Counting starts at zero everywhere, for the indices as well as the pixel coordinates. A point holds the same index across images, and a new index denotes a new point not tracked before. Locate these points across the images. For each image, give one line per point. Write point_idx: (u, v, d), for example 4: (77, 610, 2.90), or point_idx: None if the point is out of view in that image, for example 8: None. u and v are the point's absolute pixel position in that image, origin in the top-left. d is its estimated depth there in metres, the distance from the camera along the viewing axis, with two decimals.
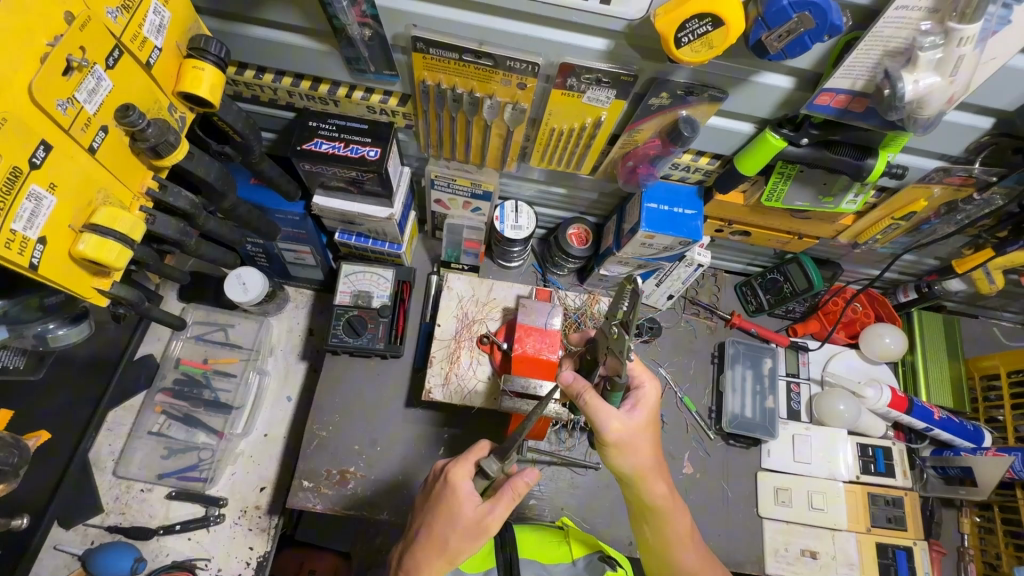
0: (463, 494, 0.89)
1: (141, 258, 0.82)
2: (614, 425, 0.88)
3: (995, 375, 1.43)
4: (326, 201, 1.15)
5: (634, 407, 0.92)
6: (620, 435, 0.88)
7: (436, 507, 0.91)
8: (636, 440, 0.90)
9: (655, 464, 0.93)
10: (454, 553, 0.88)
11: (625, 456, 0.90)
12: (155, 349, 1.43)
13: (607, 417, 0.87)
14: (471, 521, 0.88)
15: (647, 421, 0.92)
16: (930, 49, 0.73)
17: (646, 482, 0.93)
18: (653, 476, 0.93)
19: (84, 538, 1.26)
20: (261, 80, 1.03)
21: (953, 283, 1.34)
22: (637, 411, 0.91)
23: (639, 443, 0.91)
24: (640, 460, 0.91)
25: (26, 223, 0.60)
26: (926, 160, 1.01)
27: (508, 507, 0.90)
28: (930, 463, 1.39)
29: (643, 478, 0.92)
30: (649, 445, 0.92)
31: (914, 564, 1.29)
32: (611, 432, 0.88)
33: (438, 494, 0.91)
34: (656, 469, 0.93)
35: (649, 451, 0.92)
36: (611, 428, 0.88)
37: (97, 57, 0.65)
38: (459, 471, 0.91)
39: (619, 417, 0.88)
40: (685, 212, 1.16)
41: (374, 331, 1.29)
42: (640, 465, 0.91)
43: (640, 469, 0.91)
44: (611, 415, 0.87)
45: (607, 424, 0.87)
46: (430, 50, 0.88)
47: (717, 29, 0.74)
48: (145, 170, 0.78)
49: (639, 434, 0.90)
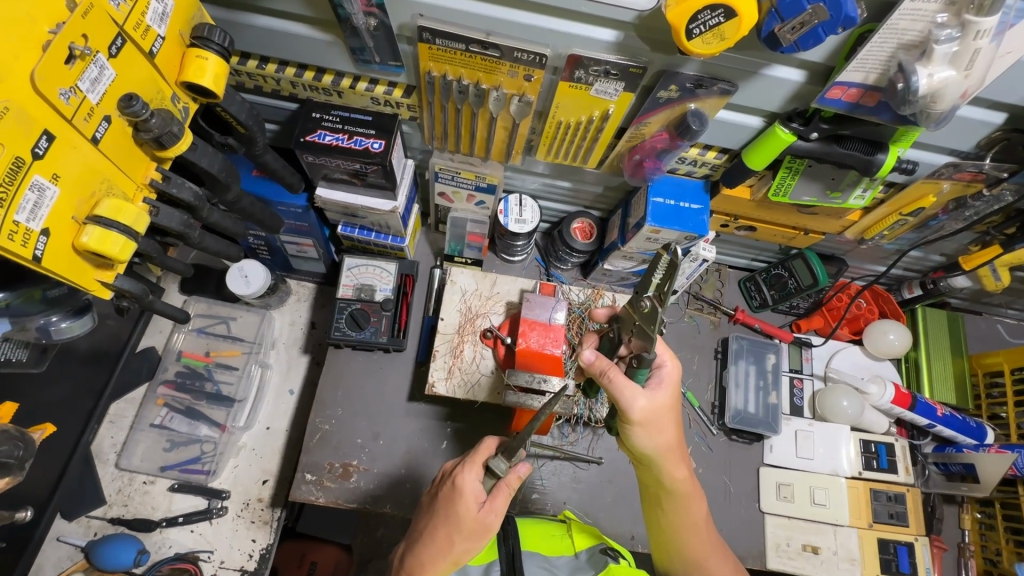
0: (471, 492, 0.90)
1: (144, 251, 0.81)
2: (641, 405, 0.87)
3: (999, 372, 1.43)
4: (329, 193, 1.14)
5: (659, 386, 0.90)
6: (648, 414, 0.88)
7: (442, 507, 0.91)
8: (662, 418, 0.90)
9: (676, 444, 0.93)
10: (459, 553, 0.88)
11: (649, 435, 0.90)
12: (157, 341, 1.42)
13: (635, 395, 0.87)
14: (477, 521, 0.88)
15: (670, 401, 0.91)
16: (946, 42, 0.72)
17: (666, 463, 0.93)
18: (674, 455, 0.93)
19: (87, 530, 1.26)
20: (265, 71, 1.02)
21: (959, 279, 1.34)
22: (662, 390, 0.90)
23: (663, 421, 0.90)
24: (664, 438, 0.91)
25: (29, 214, 0.59)
26: (936, 156, 1.00)
27: (504, 505, 0.90)
28: (932, 459, 1.40)
29: (664, 459, 0.92)
30: (673, 423, 0.92)
31: (914, 559, 1.29)
32: (638, 410, 0.87)
33: (445, 493, 0.92)
34: (676, 451, 0.93)
35: (672, 430, 0.92)
36: (638, 406, 0.87)
37: (100, 45, 0.63)
38: (468, 470, 0.91)
39: (644, 396, 0.88)
40: (691, 207, 1.15)
41: (377, 324, 1.27)
42: (663, 444, 0.91)
43: (664, 449, 0.91)
44: (639, 392, 0.87)
45: (634, 403, 0.87)
46: (436, 40, 0.87)
47: (729, 21, 0.72)
48: (149, 161, 0.77)
49: (663, 413, 0.90)
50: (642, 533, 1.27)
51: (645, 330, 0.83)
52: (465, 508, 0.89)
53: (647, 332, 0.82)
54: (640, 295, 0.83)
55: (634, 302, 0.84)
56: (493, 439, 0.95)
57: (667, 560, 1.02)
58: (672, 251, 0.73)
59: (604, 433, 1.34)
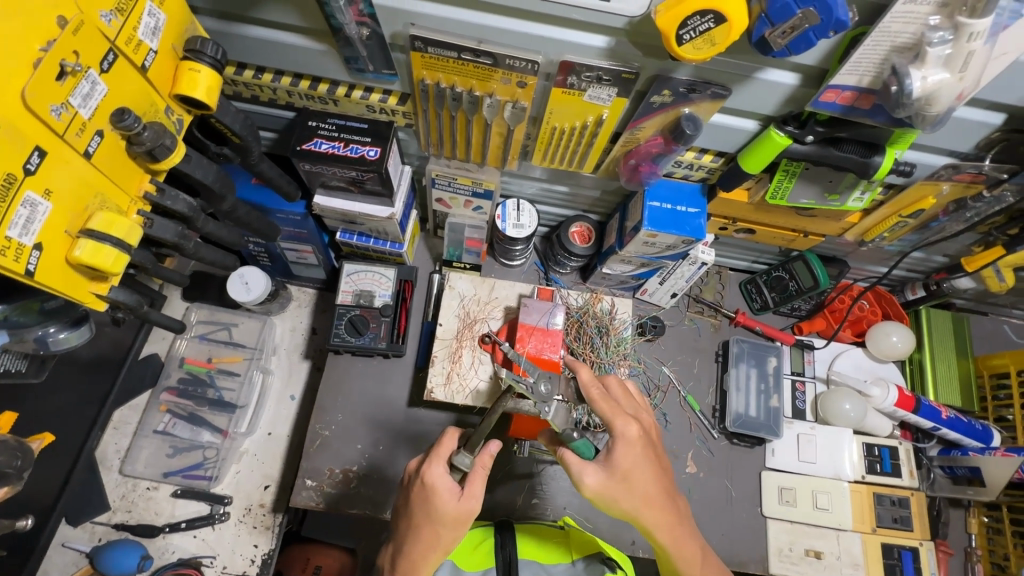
0: (443, 487, 0.88)
1: (140, 262, 0.81)
2: (593, 478, 0.89)
3: (1005, 373, 1.41)
4: (327, 201, 1.15)
5: (613, 452, 0.89)
6: (605, 487, 0.88)
7: (417, 506, 0.90)
8: (624, 480, 0.88)
9: (653, 496, 0.89)
10: (447, 542, 0.89)
11: (621, 494, 0.88)
12: (160, 348, 1.44)
13: (583, 470, 0.89)
14: (457, 510, 0.88)
15: (636, 456, 0.89)
16: (939, 45, 0.71)
17: (647, 518, 0.90)
18: (654, 506, 0.89)
19: (91, 536, 1.27)
20: (261, 80, 1.02)
21: (962, 281, 1.32)
22: (613, 457, 0.89)
23: (630, 484, 0.88)
24: (635, 495, 0.89)
25: (21, 229, 0.60)
26: (935, 157, 0.99)
27: (483, 486, 0.90)
28: (937, 462, 1.38)
29: (642, 516, 0.90)
30: (641, 479, 0.88)
31: (919, 564, 1.28)
32: (591, 484, 0.89)
33: (417, 492, 0.91)
34: (655, 501, 0.90)
35: (643, 484, 0.89)
36: (591, 480, 0.89)
37: (91, 61, 0.64)
38: (434, 467, 0.90)
39: (595, 468, 0.89)
40: (688, 210, 1.14)
41: (376, 330, 1.29)
42: (637, 502, 0.89)
43: (637, 508, 0.89)
44: (585, 466, 0.89)
45: (586, 477, 0.89)
46: (428, 49, 0.87)
47: (719, 26, 0.72)
48: (143, 173, 0.78)
49: (625, 473, 0.88)
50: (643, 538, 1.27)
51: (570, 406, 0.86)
52: (443, 501, 0.88)
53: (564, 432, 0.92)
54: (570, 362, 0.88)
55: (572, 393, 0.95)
56: (452, 432, 0.94)
57: None
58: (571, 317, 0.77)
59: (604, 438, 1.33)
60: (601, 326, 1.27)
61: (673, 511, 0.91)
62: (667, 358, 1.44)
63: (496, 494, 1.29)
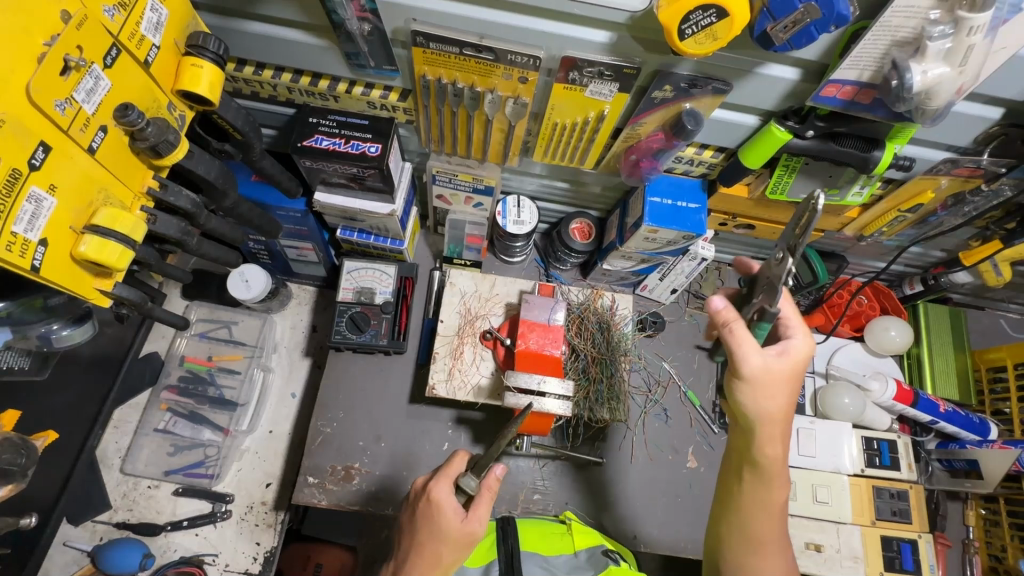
0: (449, 506, 0.89)
1: (142, 259, 0.81)
2: (756, 362, 0.81)
3: (1002, 367, 1.42)
4: (328, 197, 1.15)
5: (783, 354, 0.83)
6: (754, 372, 0.81)
7: (421, 524, 0.90)
8: (754, 385, 0.82)
9: (782, 416, 0.84)
10: (449, 563, 0.88)
11: (756, 398, 0.82)
12: (159, 346, 1.43)
13: (748, 352, 0.81)
14: (461, 530, 0.88)
15: (790, 372, 0.83)
16: (939, 39, 0.72)
17: (762, 440, 0.85)
18: (774, 431, 0.84)
19: (93, 535, 1.27)
20: (261, 77, 1.02)
21: (959, 275, 1.34)
22: (786, 358, 0.83)
23: (763, 388, 0.82)
24: (765, 407, 0.83)
25: (26, 225, 0.60)
26: (933, 152, 1.00)
27: (487, 511, 0.91)
28: (936, 456, 1.40)
29: (768, 428, 0.84)
30: (782, 396, 0.82)
31: (918, 556, 1.29)
32: (750, 367, 0.81)
33: (421, 509, 0.91)
34: (784, 425, 0.85)
35: (774, 402, 0.82)
36: (752, 363, 0.80)
37: (95, 56, 0.64)
38: (440, 486, 0.91)
39: (762, 354, 0.81)
40: (689, 206, 1.15)
41: (377, 327, 1.28)
42: (764, 411, 0.83)
43: (760, 420, 0.84)
44: (750, 347, 0.80)
45: (750, 359, 0.80)
46: (430, 44, 0.87)
47: (721, 21, 0.72)
48: (146, 169, 0.78)
49: (779, 382, 0.82)
50: (645, 533, 1.27)
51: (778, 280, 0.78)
52: (448, 520, 0.88)
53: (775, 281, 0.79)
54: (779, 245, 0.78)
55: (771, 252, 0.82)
56: (460, 454, 0.96)
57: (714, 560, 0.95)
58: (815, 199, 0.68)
59: (605, 433, 1.34)
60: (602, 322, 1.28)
61: (783, 443, 0.86)
62: (668, 354, 1.45)
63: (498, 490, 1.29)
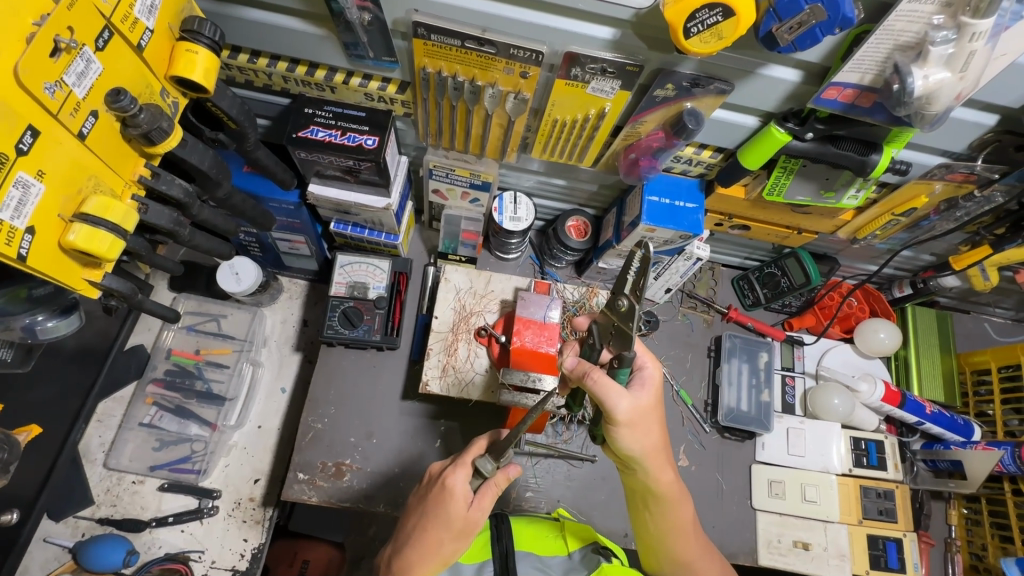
0: (460, 494, 0.89)
1: (133, 250, 0.79)
2: (626, 406, 0.84)
3: (986, 370, 1.45)
4: (322, 190, 1.13)
5: (641, 388, 0.89)
6: (629, 417, 0.85)
7: (430, 508, 0.90)
8: (642, 424, 0.87)
9: (659, 446, 0.90)
10: (448, 551, 0.89)
11: (635, 437, 0.87)
12: (146, 339, 1.40)
13: (618, 397, 0.83)
14: (465, 520, 0.88)
15: (654, 402, 0.89)
16: (942, 44, 0.72)
17: (653, 469, 0.91)
18: (660, 460, 0.91)
19: (75, 531, 1.24)
20: (255, 65, 1.00)
21: (948, 279, 1.35)
22: (645, 391, 0.88)
23: (638, 428, 0.87)
24: (644, 443, 0.88)
25: (13, 212, 0.58)
26: (929, 156, 1.01)
27: (491, 501, 0.92)
28: (920, 456, 1.42)
29: (649, 461, 0.90)
30: (653, 431, 0.89)
31: (903, 554, 1.31)
32: (623, 412, 0.84)
33: (433, 495, 0.91)
34: (662, 453, 0.91)
35: (654, 436, 0.89)
36: (623, 407, 0.84)
37: (86, 39, 0.62)
38: (457, 472, 0.90)
39: (629, 397, 0.85)
40: (686, 206, 1.15)
41: (370, 323, 1.27)
42: (646, 447, 0.89)
43: (647, 455, 0.89)
44: (621, 396, 0.83)
45: (619, 404, 0.83)
46: (431, 36, 0.86)
47: (727, 20, 0.72)
48: (137, 156, 0.75)
49: (647, 415, 0.87)
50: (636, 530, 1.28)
51: (623, 329, 0.79)
52: (455, 509, 0.88)
53: (625, 331, 0.78)
54: (616, 293, 0.79)
55: (612, 302, 0.80)
56: (480, 441, 0.94)
57: (653, 555, 1.01)
58: (644, 247, 0.69)
59: None
60: None
61: (672, 467, 0.94)
62: (661, 353, 1.45)
63: None
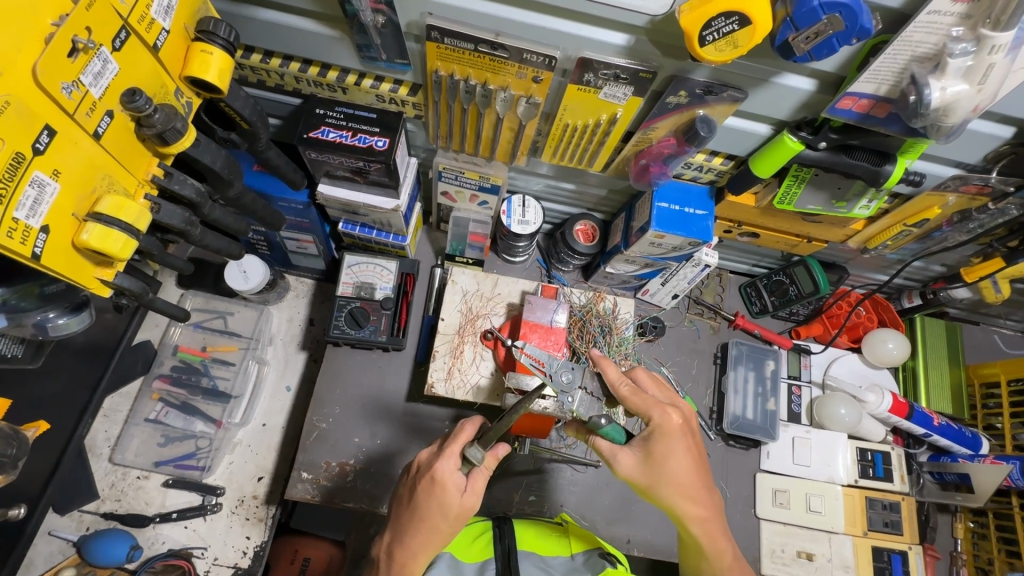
0: (451, 482, 0.89)
1: (145, 249, 0.80)
2: (627, 460, 0.90)
3: (995, 383, 1.43)
4: (331, 190, 1.13)
5: (648, 437, 0.89)
6: (639, 472, 0.89)
7: (422, 501, 0.89)
8: (658, 467, 0.88)
9: (688, 486, 0.89)
10: (447, 536, 0.90)
11: (656, 488, 0.89)
12: (153, 335, 1.41)
13: (616, 454, 0.90)
14: (461, 507, 0.89)
15: (668, 449, 0.88)
16: (960, 56, 0.72)
17: (682, 505, 0.90)
18: (689, 494, 0.89)
19: (79, 525, 1.24)
20: (268, 65, 1.00)
21: (959, 290, 1.34)
22: (654, 444, 0.88)
23: (665, 471, 0.88)
24: (667, 489, 0.89)
25: (29, 211, 0.58)
26: (943, 168, 1.00)
27: (484, 483, 0.92)
28: (927, 468, 1.40)
29: (678, 504, 0.89)
30: (675, 468, 0.88)
31: (908, 567, 1.30)
32: (626, 467, 0.90)
33: (424, 487, 0.90)
34: (695, 490, 0.90)
35: (680, 473, 0.88)
36: (625, 462, 0.90)
37: (103, 39, 0.62)
38: (445, 462, 0.89)
39: (630, 452, 0.90)
40: (696, 212, 1.14)
41: (376, 323, 1.27)
42: (671, 489, 0.89)
43: (673, 496, 0.89)
44: (617, 452, 0.90)
45: (619, 460, 0.90)
46: (444, 40, 0.85)
47: (743, 29, 0.71)
48: (151, 156, 0.76)
49: (659, 463, 0.88)
50: (638, 537, 1.27)
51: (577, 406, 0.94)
52: (450, 497, 0.89)
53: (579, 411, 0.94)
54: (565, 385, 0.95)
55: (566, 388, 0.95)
56: (465, 425, 0.94)
57: None
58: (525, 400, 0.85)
59: None
60: (604, 325, 1.27)
61: (709, 501, 0.91)
62: (666, 359, 1.44)
63: (494, 491, 1.30)
